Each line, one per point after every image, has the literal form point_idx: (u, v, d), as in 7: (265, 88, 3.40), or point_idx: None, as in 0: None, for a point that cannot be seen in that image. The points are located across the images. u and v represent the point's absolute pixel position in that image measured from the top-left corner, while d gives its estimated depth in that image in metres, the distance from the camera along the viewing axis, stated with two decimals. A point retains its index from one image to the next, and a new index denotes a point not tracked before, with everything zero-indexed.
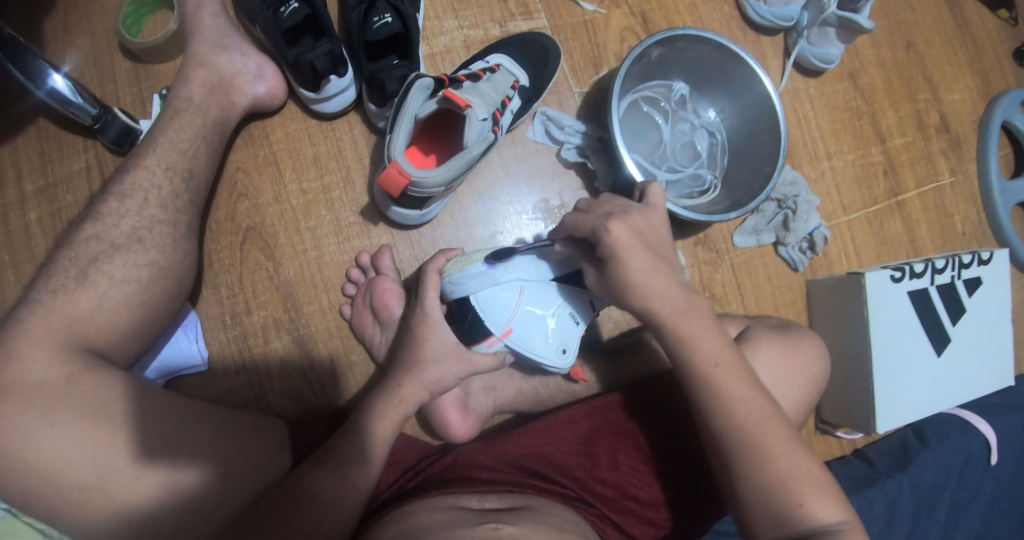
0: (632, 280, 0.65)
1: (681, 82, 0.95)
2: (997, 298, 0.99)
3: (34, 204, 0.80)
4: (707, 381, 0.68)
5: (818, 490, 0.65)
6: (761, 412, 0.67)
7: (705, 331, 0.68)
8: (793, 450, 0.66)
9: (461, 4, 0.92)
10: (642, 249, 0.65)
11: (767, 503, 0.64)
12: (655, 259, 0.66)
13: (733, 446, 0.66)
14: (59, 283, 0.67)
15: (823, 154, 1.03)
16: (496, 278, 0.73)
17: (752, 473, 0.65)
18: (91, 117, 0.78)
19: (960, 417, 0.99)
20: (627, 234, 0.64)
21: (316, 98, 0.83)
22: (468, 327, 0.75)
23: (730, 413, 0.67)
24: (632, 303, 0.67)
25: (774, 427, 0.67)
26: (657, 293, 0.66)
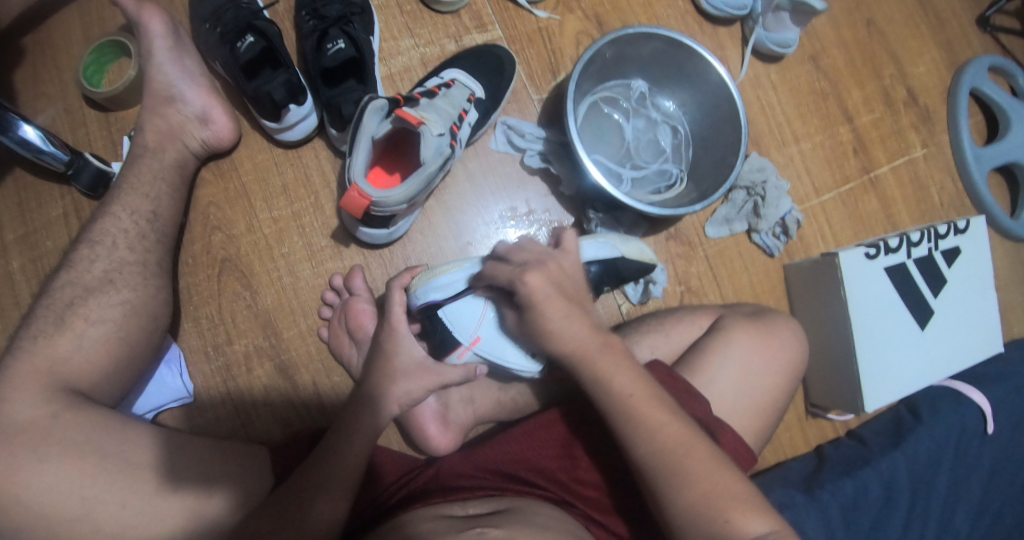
0: (550, 326, 0.69)
1: (639, 80, 0.97)
2: (978, 267, 0.98)
3: (16, 252, 0.82)
4: (626, 411, 0.67)
5: (744, 505, 0.63)
6: (676, 438, 0.65)
7: (619, 364, 0.69)
8: (715, 469, 0.64)
9: (415, 23, 0.94)
10: (558, 296, 0.69)
11: (699, 527, 0.62)
12: (572, 307, 0.69)
13: (654, 476, 0.65)
14: (38, 330, 0.69)
15: (790, 138, 1.03)
16: (459, 286, 0.77)
17: (673, 495, 0.63)
18: (63, 164, 0.80)
19: (952, 388, 0.98)
20: (542, 282, 0.68)
21: (278, 128, 0.84)
22: (439, 339, 0.80)
23: (649, 440, 0.65)
24: (550, 345, 0.71)
25: (694, 448, 0.65)
26: (568, 335, 0.69)
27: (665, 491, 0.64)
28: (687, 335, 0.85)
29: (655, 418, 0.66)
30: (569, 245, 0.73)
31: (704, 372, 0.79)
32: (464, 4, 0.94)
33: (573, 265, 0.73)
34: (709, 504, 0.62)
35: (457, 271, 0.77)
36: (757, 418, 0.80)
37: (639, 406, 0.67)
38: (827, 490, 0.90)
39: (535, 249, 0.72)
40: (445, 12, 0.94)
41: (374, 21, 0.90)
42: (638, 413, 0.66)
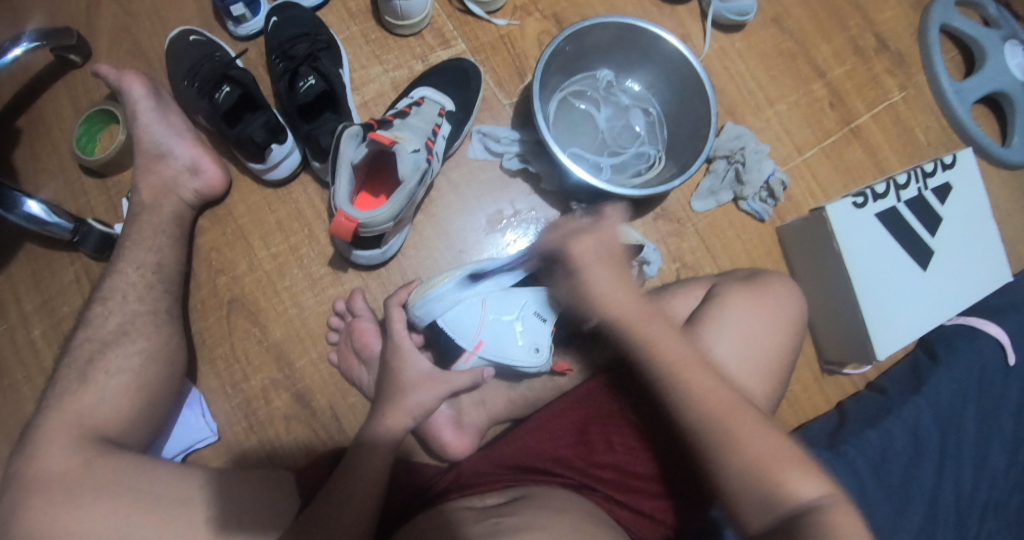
0: (596, 293, 0.71)
1: (605, 69, 0.99)
2: (972, 200, 0.97)
3: (37, 321, 0.88)
4: (673, 376, 0.69)
5: (793, 463, 0.64)
6: (728, 404, 0.67)
7: (667, 329, 0.71)
8: (763, 433, 0.65)
9: (381, 49, 0.98)
10: (600, 264, 0.71)
11: (750, 485, 0.63)
12: (620, 274, 0.72)
13: (706, 439, 0.66)
14: (63, 387, 0.74)
15: (765, 102, 1.04)
16: (457, 295, 0.79)
17: (725, 459, 0.65)
18: (70, 232, 0.85)
19: (967, 325, 0.96)
20: (592, 247, 0.71)
21: (263, 168, 0.88)
22: (443, 349, 0.81)
23: (696, 403, 0.67)
24: (590, 308, 0.72)
25: (744, 411, 0.67)
26: (610, 300, 0.71)
27: (718, 454, 0.65)
28: (684, 309, 0.86)
29: (699, 383, 0.68)
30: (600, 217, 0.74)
31: (702, 343, 0.80)
32: (425, 24, 0.98)
33: (611, 234, 0.73)
34: (759, 466, 0.63)
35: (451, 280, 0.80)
36: (765, 380, 0.80)
37: (683, 369, 0.69)
38: (851, 445, 0.90)
39: (569, 227, 0.74)
40: (408, 35, 0.99)
41: (342, 54, 0.94)
42: (683, 375, 0.68)
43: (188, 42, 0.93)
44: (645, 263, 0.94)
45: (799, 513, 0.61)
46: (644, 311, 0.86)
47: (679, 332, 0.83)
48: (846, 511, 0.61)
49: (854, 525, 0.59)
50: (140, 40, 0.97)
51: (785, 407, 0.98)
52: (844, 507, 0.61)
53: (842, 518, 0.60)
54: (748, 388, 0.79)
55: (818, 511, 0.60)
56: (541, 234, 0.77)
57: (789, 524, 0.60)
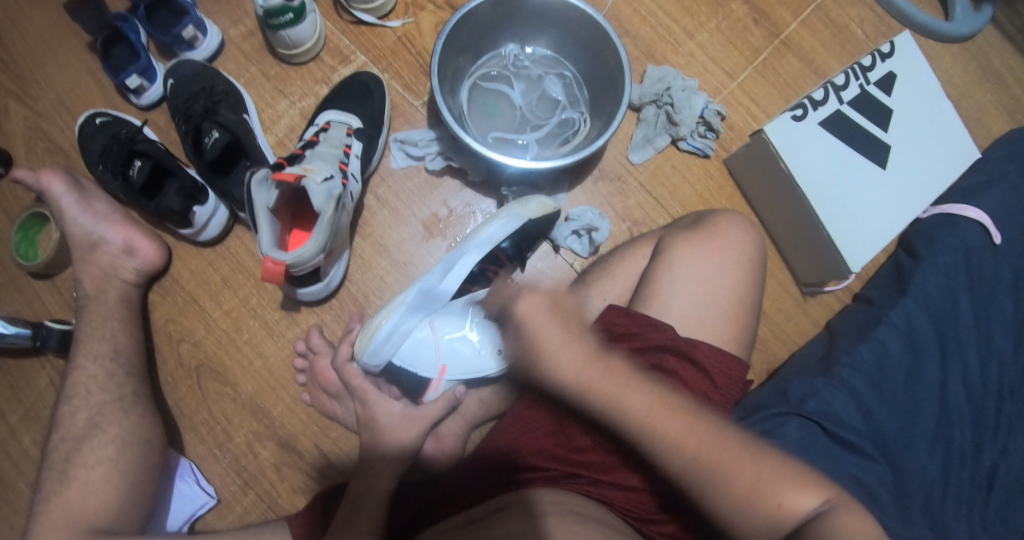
0: (551, 356, 0.62)
1: (510, 44, 0.96)
2: (918, 83, 0.94)
3: (24, 430, 0.90)
4: (647, 431, 0.60)
5: (792, 479, 0.56)
6: (706, 442, 0.58)
7: (624, 382, 0.62)
8: (752, 458, 0.57)
9: (284, 83, 0.97)
10: (551, 324, 0.63)
11: (749, 514, 0.55)
12: (572, 331, 0.63)
13: (691, 482, 0.58)
14: (49, 491, 0.76)
15: (684, 36, 0.99)
16: (400, 330, 0.75)
17: (714, 497, 0.57)
18: (29, 338, 0.88)
19: (942, 213, 0.91)
20: (539, 304, 0.63)
21: (193, 231, 0.89)
22: (409, 386, 0.83)
23: (676, 451, 0.58)
24: (546, 376, 0.63)
25: (725, 443, 0.58)
26: (568, 367, 0.62)
27: (708, 493, 0.57)
28: (634, 270, 0.84)
29: (674, 427, 0.59)
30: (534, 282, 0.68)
31: (657, 299, 0.77)
32: (320, 46, 0.96)
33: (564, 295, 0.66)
34: (755, 492, 0.55)
35: (390, 321, 0.74)
36: (729, 323, 0.77)
37: (655, 420, 0.60)
38: (845, 365, 0.84)
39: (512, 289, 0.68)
40: (305, 62, 0.97)
41: (243, 98, 0.93)
42: (656, 426, 0.59)
43: (95, 125, 0.93)
44: (592, 231, 0.93)
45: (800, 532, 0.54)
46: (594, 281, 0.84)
47: (633, 294, 0.81)
48: (850, 514, 0.55)
49: (858, 524, 0.55)
50: (55, 136, 0.98)
51: (772, 339, 0.97)
52: (845, 510, 0.55)
53: (846, 521, 0.55)
54: (712, 335, 0.76)
55: (824, 522, 0.54)
56: (492, 300, 0.70)
57: None
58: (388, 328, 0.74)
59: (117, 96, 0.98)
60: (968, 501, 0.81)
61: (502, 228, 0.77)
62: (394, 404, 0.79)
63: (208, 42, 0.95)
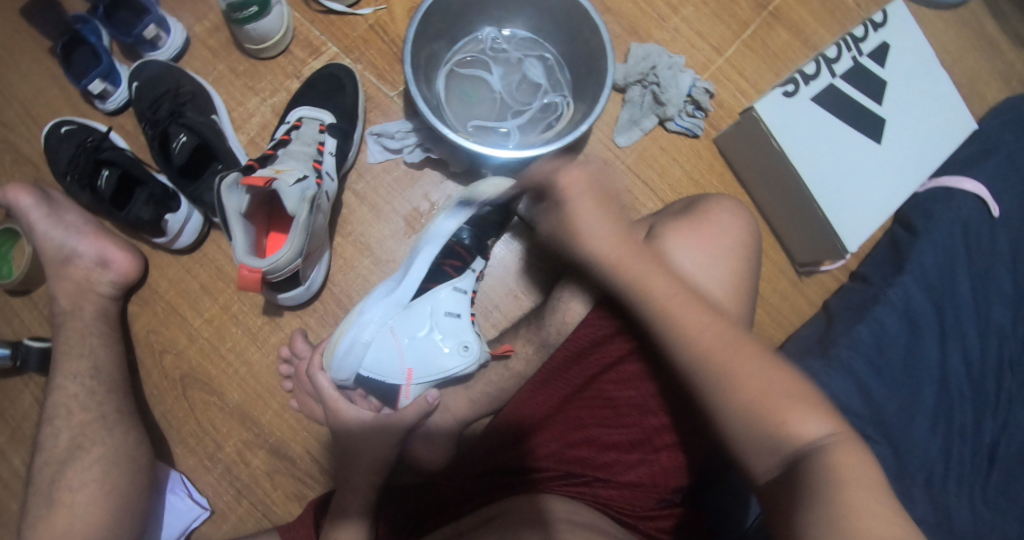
0: (580, 229, 0.63)
1: (487, 28, 0.92)
2: (913, 51, 0.90)
3: (12, 450, 0.89)
4: (663, 316, 0.61)
5: (800, 403, 0.55)
6: (720, 341, 0.59)
7: (646, 264, 0.63)
8: (768, 370, 0.57)
9: (253, 79, 0.93)
10: (586, 198, 0.62)
11: (751, 427, 0.56)
12: (609, 209, 0.63)
13: (700, 379, 0.59)
14: (36, 515, 0.74)
15: (668, 10, 0.95)
16: (362, 339, 0.76)
17: (722, 398, 0.57)
18: (8, 357, 0.86)
19: (940, 186, 0.88)
20: (582, 177, 0.63)
21: (168, 239, 0.86)
22: (382, 395, 0.81)
23: (689, 342, 0.60)
24: (577, 249, 0.64)
25: (742, 346, 0.59)
26: (600, 243, 0.63)
27: (715, 396, 0.58)
28: None
29: (689, 319, 0.61)
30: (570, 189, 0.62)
31: None
32: (289, 39, 0.92)
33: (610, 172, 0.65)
34: (762, 404, 0.55)
35: (347, 330, 0.76)
36: (723, 313, 0.75)
37: (674, 308, 0.61)
38: (843, 346, 0.82)
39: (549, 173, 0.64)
40: (274, 55, 0.93)
41: (211, 97, 0.90)
42: (673, 316, 0.61)
43: (60, 133, 0.90)
44: None
45: (801, 456, 0.53)
46: None
47: None
48: (854, 453, 0.52)
49: (861, 465, 0.51)
50: (21, 147, 0.94)
51: (768, 321, 0.94)
52: (853, 448, 0.53)
53: (846, 459, 0.52)
54: None
55: (826, 451, 0.52)
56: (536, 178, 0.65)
57: (793, 468, 0.53)
58: (345, 339, 0.75)
59: (82, 101, 0.95)
60: (970, 479, 0.80)
61: (453, 218, 0.81)
62: (364, 414, 0.78)
63: (172, 40, 0.91)
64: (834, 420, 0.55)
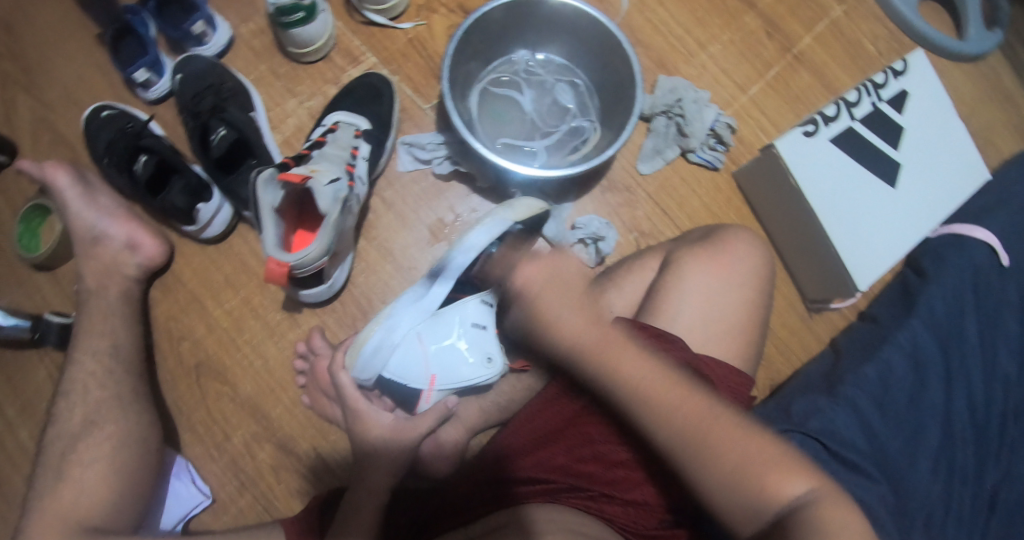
0: (547, 318, 0.60)
1: (522, 51, 0.95)
2: (930, 102, 0.94)
3: (20, 423, 0.90)
4: (642, 400, 0.59)
5: (781, 466, 0.56)
6: (703, 418, 0.57)
7: (621, 346, 0.61)
8: (745, 435, 0.57)
9: (293, 83, 0.96)
10: (552, 289, 0.60)
11: (733, 492, 0.55)
12: (576, 297, 0.61)
13: (682, 457, 0.57)
14: (43, 487, 0.75)
15: (696, 46, 0.99)
16: (389, 342, 0.74)
17: (703, 470, 0.56)
18: (28, 330, 0.89)
19: (952, 233, 0.91)
20: (536, 271, 0.61)
21: (197, 228, 0.88)
22: (401, 400, 0.85)
23: (667, 423, 0.58)
24: (546, 341, 0.62)
25: (721, 420, 0.58)
26: (573, 333, 0.61)
27: (694, 469, 0.57)
28: (640, 283, 0.83)
29: (671, 402, 0.58)
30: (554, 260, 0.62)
31: (665, 314, 0.77)
32: (330, 46, 0.96)
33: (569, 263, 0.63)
34: (743, 472, 0.55)
35: (374, 334, 0.73)
36: (736, 340, 0.77)
37: (653, 391, 0.59)
38: (850, 384, 0.83)
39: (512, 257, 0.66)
40: (315, 61, 0.96)
41: (252, 97, 0.93)
42: (652, 398, 0.59)
43: (101, 118, 0.92)
44: (599, 241, 0.92)
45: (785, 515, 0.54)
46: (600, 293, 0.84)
47: (639, 307, 0.80)
48: (836, 505, 0.55)
49: (841, 514, 0.55)
50: (60, 128, 0.97)
51: (776, 355, 0.96)
52: (832, 501, 0.55)
53: (832, 512, 0.55)
54: (715, 353, 0.75)
55: (811, 508, 0.54)
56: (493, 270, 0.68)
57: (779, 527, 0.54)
58: (373, 341, 0.73)
59: (124, 89, 0.98)
60: (970, 523, 0.80)
61: (488, 232, 0.69)
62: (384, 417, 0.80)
63: (217, 38, 0.94)
64: (815, 475, 0.56)
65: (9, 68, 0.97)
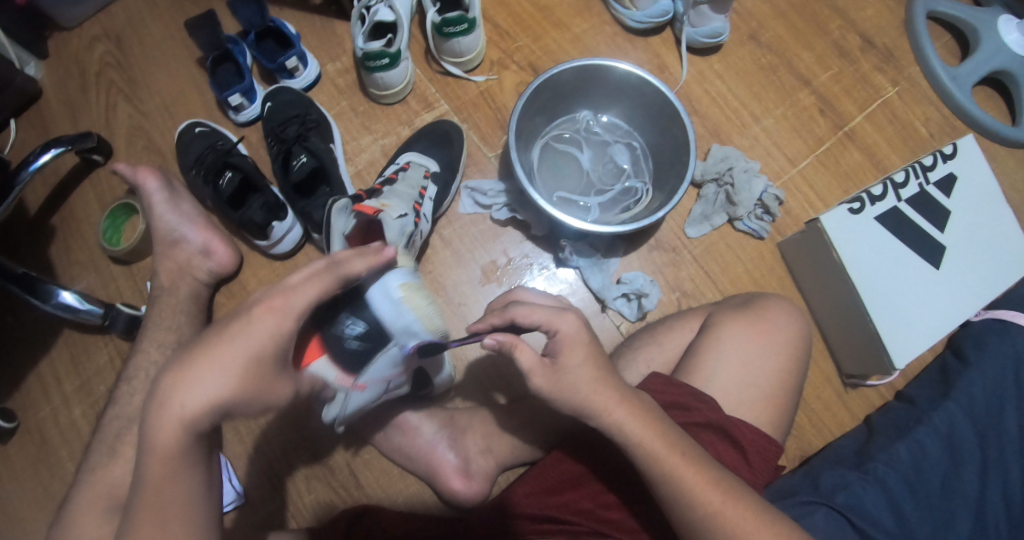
0: (568, 387, 0.63)
1: (585, 110, 1.01)
2: (979, 189, 0.96)
3: (78, 401, 0.96)
4: (669, 480, 0.63)
5: None
6: (727, 499, 0.63)
7: (651, 431, 0.64)
8: (760, 523, 0.62)
9: (370, 120, 1.04)
10: (577, 355, 0.63)
11: None
12: (594, 364, 0.64)
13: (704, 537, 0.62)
14: (95, 463, 0.79)
15: (751, 119, 1.04)
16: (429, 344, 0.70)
17: None
18: (99, 316, 0.94)
19: (995, 318, 0.94)
20: (566, 334, 0.64)
21: (268, 244, 0.95)
22: (349, 347, 0.63)
23: (693, 506, 0.62)
24: (558, 404, 0.64)
25: (742, 503, 0.63)
26: (585, 400, 0.63)
27: None
28: (680, 342, 0.86)
29: (696, 481, 0.62)
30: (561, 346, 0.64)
31: (701, 371, 0.79)
32: (409, 90, 1.03)
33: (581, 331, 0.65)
34: None
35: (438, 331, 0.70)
36: (769, 405, 0.78)
37: (680, 472, 0.63)
38: (880, 462, 0.84)
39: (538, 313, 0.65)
40: (393, 103, 1.04)
41: (332, 130, 1.00)
42: (682, 478, 0.62)
43: (194, 133, 1.01)
44: (642, 298, 0.95)
45: None
46: (640, 347, 0.87)
47: (677, 365, 0.83)
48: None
49: None
50: (154, 136, 1.06)
51: (807, 427, 0.97)
52: None
53: None
54: (750, 415, 0.77)
55: None
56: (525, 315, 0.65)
57: None
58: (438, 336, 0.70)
59: (216, 109, 1.07)
60: None
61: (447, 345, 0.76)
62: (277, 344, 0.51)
63: (307, 74, 1.02)
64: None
65: (116, 77, 1.08)
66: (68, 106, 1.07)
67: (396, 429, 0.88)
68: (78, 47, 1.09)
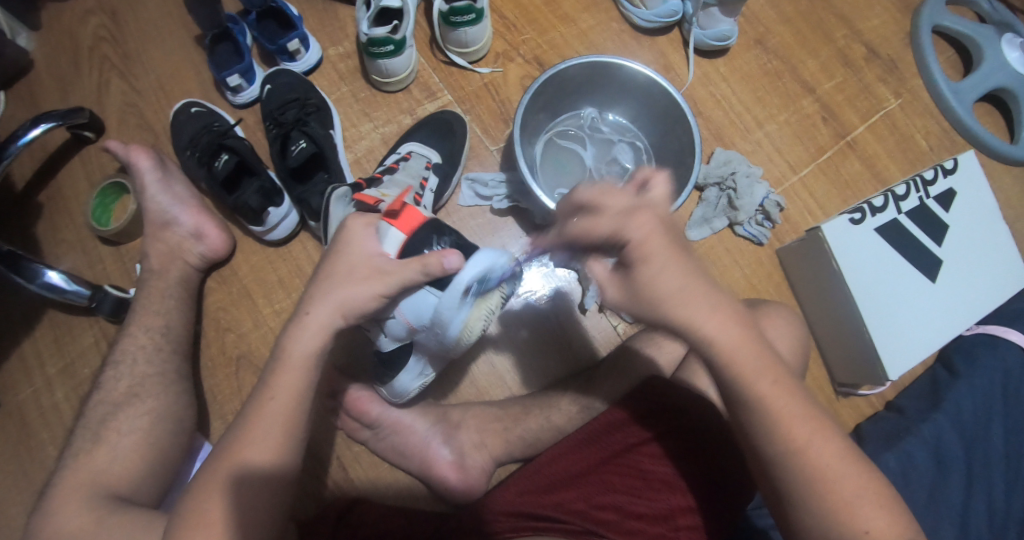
0: (658, 289, 0.56)
1: (588, 107, 1.00)
2: (977, 204, 0.97)
3: (60, 384, 0.94)
4: (760, 406, 0.57)
5: (880, 506, 0.56)
6: (816, 430, 0.57)
7: (741, 341, 0.57)
8: (850, 467, 0.57)
9: (371, 107, 1.02)
10: (665, 254, 0.56)
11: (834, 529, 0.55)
12: (682, 262, 0.56)
13: (785, 477, 0.57)
14: (78, 449, 0.77)
15: (754, 123, 1.03)
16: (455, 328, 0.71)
17: (809, 502, 0.56)
18: (86, 298, 0.92)
19: (986, 333, 0.95)
20: (649, 227, 0.56)
21: (263, 230, 0.93)
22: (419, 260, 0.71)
23: (783, 436, 0.57)
24: (652, 310, 0.57)
25: (829, 440, 0.57)
26: (677, 306, 0.56)
27: (802, 496, 0.56)
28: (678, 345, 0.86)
29: (786, 408, 0.57)
30: (639, 249, 0.56)
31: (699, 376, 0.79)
32: (411, 79, 1.01)
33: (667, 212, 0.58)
34: (845, 510, 0.56)
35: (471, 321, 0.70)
36: None
37: (767, 394, 0.57)
38: None
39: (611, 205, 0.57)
40: (395, 91, 1.02)
41: (332, 116, 0.99)
42: (769, 405, 0.57)
43: (189, 113, 0.98)
44: None
45: None
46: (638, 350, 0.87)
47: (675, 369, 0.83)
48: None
49: None
50: (147, 114, 1.03)
51: None
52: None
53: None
54: None
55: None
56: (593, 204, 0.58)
57: None
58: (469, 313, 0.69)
59: (212, 89, 1.04)
60: None
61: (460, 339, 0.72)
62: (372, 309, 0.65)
63: (308, 57, 1.00)
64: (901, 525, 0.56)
65: (110, 52, 1.04)
66: (59, 79, 1.04)
67: (389, 426, 0.86)
68: (70, 20, 1.05)
